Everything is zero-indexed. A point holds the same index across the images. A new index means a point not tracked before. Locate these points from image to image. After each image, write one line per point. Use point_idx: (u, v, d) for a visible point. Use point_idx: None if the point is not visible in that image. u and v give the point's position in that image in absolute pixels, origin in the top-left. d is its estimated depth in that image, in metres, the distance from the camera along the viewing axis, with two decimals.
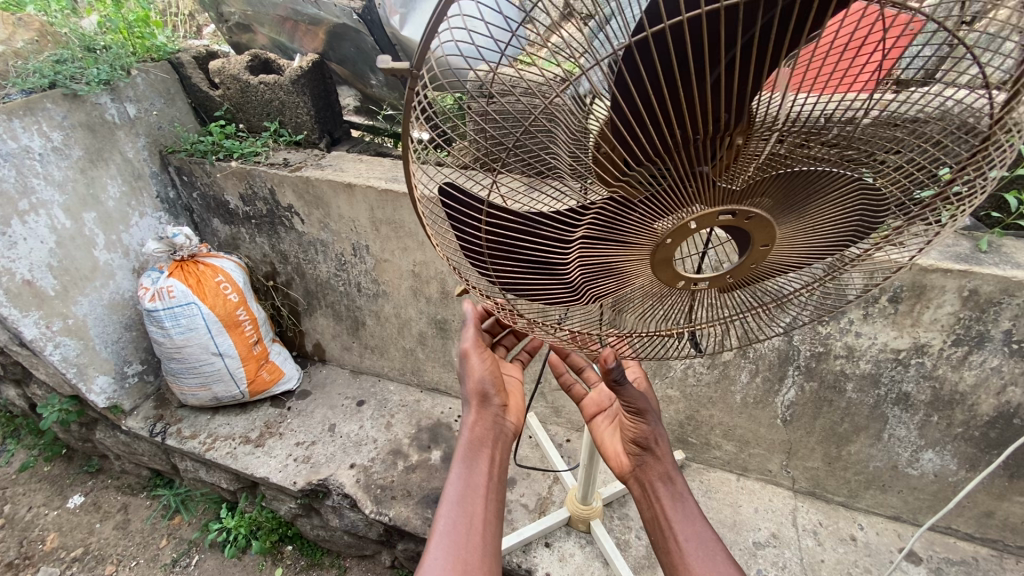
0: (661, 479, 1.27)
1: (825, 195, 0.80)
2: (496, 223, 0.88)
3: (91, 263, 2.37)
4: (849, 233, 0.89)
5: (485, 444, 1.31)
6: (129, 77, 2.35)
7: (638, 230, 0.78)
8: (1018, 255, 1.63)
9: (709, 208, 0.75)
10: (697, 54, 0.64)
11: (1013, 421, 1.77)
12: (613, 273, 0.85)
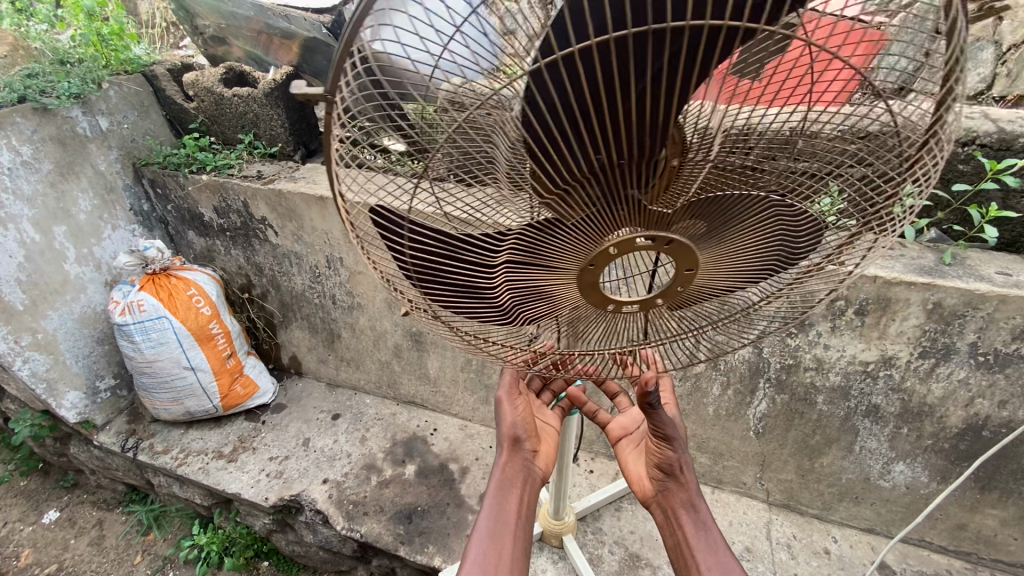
0: (686, 507, 1.27)
1: (747, 218, 0.80)
2: (423, 244, 0.88)
3: (62, 276, 2.34)
4: (775, 254, 0.88)
5: (517, 481, 1.33)
6: (100, 91, 2.34)
7: (560, 255, 0.78)
8: (981, 267, 1.63)
9: (630, 231, 0.73)
10: (614, 78, 0.62)
11: (982, 433, 1.76)
12: (541, 296, 0.86)
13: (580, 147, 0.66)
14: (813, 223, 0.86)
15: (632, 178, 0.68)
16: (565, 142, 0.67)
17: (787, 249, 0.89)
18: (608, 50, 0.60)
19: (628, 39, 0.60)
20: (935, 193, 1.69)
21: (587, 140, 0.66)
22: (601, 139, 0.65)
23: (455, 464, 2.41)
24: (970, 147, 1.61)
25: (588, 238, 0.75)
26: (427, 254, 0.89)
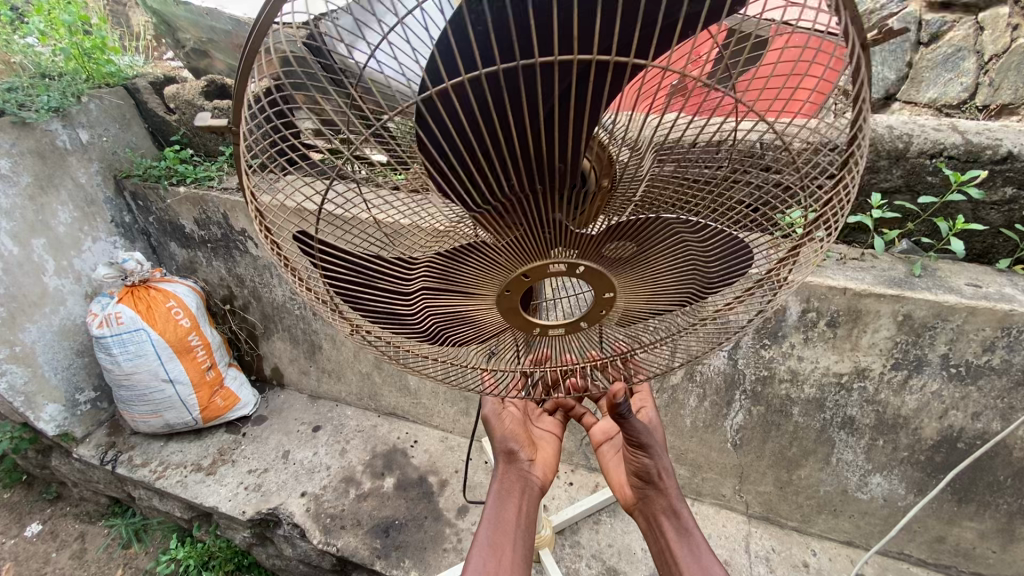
0: (668, 515, 1.23)
1: (654, 245, 0.81)
2: (337, 275, 0.88)
3: (40, 289, 2.34)
4: (689, 282, 0.90)
5: (516, 490, 1.32)
6: (80, 104, 2.35)
7: (475, 282, 0.84)
8: (951, 279, 1.63)
9: (539, 260, 0.79)
10: (521, 104, 0.64)
11: (957, 445, 1.75)
12: (464, 320, 0.92)
13: (489, 175, 0.69)
14: (732, 244, 0.86)
15: (549, 204, 0.71)
16: (474, 171, 0.69)
17: (702, 280, 0.90)
18: (497, 82, 0.62)
19: (521, 69, 0.61)
20: (903, 205, 1.70)
21: (494, 167, 0.68)
22: (506, 166, 0.67)
23: (435, 476, 2.40)
24: (936, 159, 1.62)
25: (501, 267, 0.80)
26: (345, 280, 0.90)
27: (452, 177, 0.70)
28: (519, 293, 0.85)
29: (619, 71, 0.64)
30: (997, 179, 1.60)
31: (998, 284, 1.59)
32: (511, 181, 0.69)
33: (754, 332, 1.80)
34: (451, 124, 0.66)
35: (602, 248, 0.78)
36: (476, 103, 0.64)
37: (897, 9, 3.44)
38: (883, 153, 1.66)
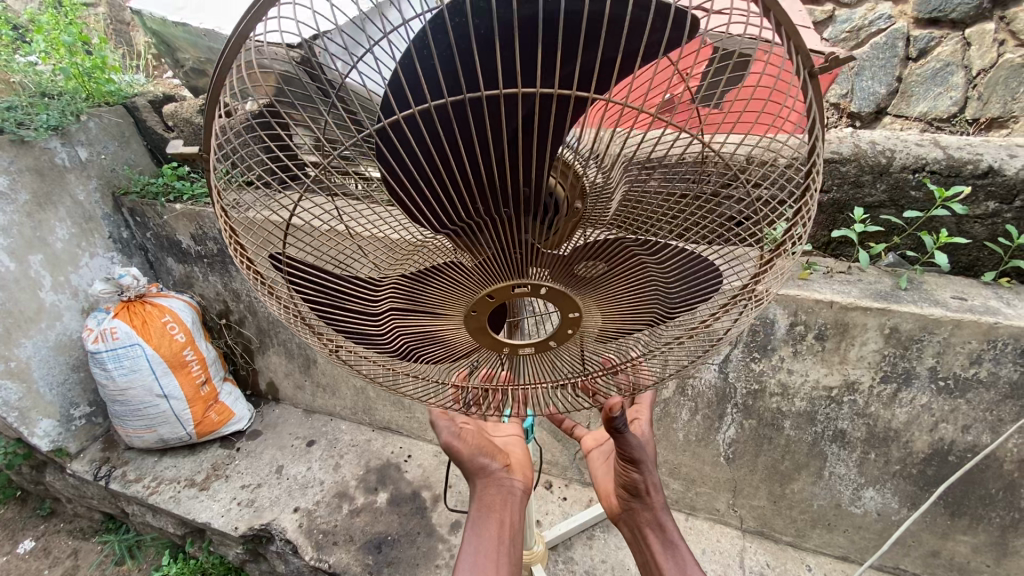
0: (654, 529, 1.22)
1: (616, 266, 0.83)
2: (308, 292, 0.91)
3: (36, 305, 2.36)
4: (654, 302, 0.91)
5: (497, 507, 1.30)
6: (80, 122, 2.39)
7: (442, 302, 0.86)
8: (937, 292, 1.64)
9: (503, 282, 0.80)
10: (482, 132, 0.67)
11: (948, 458, 1.75)
12: (435, 340, 0.94)
13: (448, 200, 0.72)
14: (698, 262, 0.89)
15: (508, 230, 0.73)
16: (434, 196, 0.72)
17: (665, 301, 0.92)
18: (448, 113, 0.65)
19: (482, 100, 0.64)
20: (888, 219, 1.72)
21: (451, 193, 0.71)
22: (463, 193, 0.70)
23: (428, 492, 2.39)
24: (919, 174, 1.64)
25: (467, 288, 0.82)
26: (316, 299, 0.92)
27: (419, 198, 0.72)
28: (485, 314, 0.87)
29: (569, 100, 0.66)
30: (979, 193, 1.62)
31: (983, 297, 1.60)
32: (469, 207, 0.71)
33: (743, 346, 1.81)
34: (409, 152, 0.69)
35: (565, 269, 0.80)
36: (431, 133, 0.67)
37: (885, 26, 3.49)
38: (867, 168, 1.68)
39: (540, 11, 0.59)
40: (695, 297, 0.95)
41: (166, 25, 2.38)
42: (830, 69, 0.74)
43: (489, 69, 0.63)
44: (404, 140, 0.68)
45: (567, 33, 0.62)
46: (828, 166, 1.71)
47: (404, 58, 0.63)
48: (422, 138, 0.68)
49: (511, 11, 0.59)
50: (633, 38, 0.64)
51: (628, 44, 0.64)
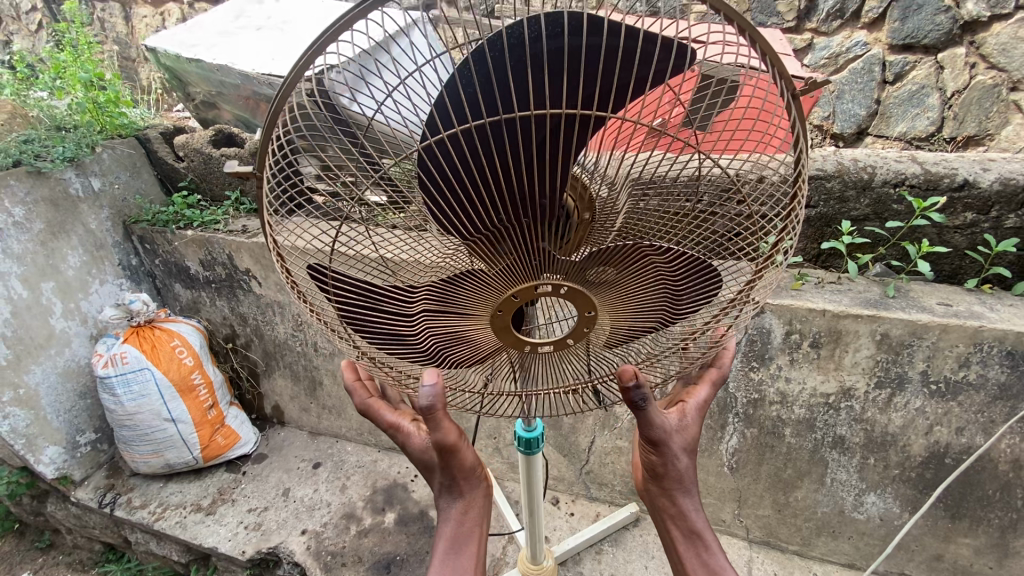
0: (681, 525, 1.18)
1: (629, 267, 0.90)
2: (343, 295, 0.98)
3: (47, 331, 2.39)
4: (663, 302, 0.98)
5: (474, 532, 1.15)
6: (94, 154, 2.47)
7: (469, 305, 0.92)
8: (924, 298, 1.72)
9: (526, 282, 0.87)
10: (512, 146, 0.75)
11: (945, 460, 1.80)
12: (463, 341, 0.98)
13: (480, 208, 0.80)
14: (702, 267, 0.96)
15: (534, 233, 0.81)
16: (467, 205, 0.80)
17: (672, 302, 0.99)
18: (483, 132, 0.74)
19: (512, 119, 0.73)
20: (873, 230, 1.81)
21: (483, 201, 0.79)
22: (495, 201, 0.78)
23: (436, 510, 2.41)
24: (899, 188, 1.74)
25: (493, 288, 0.88)
26: (350, 301, 0.98)
27: (453, 208, 0.80)
28: (510, 314, 0.93)
29: (588, 120, 0.75)
30: (957, 205, 1.72)
31: (967, 303, 1.69)
32: (497, 212, 0.79)
33: (742, 355, 1.87)
34: (445, 166, 0.77)
35: (583, 269, 0.87)
36: (467, 149, 0.76)
37: (862, 52, 3.65)
38: (850, 183, 1.78)
39: (565, 45, 0.69)
40: (699, 300, 1.02)
41: (180, 61, 2.50)
42: (811, 91, 0.82)
43: (519, 94, 0.72)
44: (441, 156, 0.76)
45: (585, 62, 0.72)
46: (814, 182, 1.81)
47: (447, 86, 0.72)
48: (458, 154, 0.76)
49: (539, 45, 0.69)
50: (642, 66, 0.74)
51: (639, 72, 0.74)
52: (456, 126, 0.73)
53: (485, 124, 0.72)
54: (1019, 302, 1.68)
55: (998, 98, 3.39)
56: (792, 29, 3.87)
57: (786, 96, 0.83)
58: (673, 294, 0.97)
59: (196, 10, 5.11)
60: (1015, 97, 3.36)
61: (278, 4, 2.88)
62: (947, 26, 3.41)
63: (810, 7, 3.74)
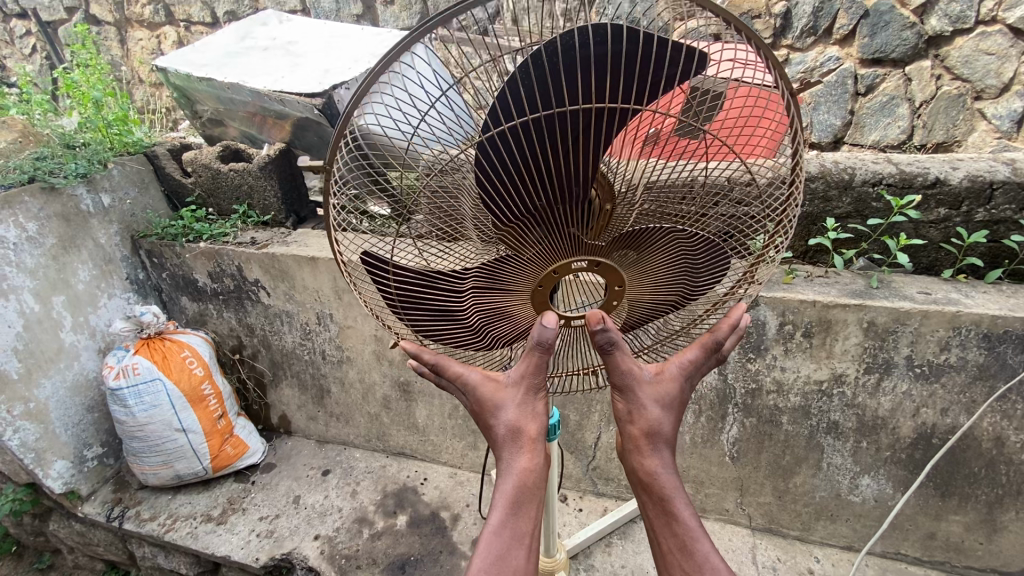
0: (657, 509, 1.05)
1: (650, 247, 1.08)
2: (401, 282, 1.18)
3: (57, 345, 2.41)
4: (676, 277, 1.15)
5: (535, 494, 1.10)
6: (105, 170, 2.52)
7: (513, 283, 1.10)
8: (904, 288, 1.86)
9: (566, 258, 1.04)
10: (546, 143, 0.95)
11: (932, 441, 1.91)
12: (505, 317, 1.18)
13: (521, 198, 1.00)
14: (713, 249, 1.14)
15: (571, 216, 1.00)
16: (509, 196, 1.00)
17: (690, 279, 1.18)
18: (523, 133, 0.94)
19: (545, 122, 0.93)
20: (856, 227, 1.94)
21: (529, 189, 0.98)
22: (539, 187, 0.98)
23: (447, 512, 2.46)
24: (877, 187, 1.89)
25: (535, 266, 1.06)
26: (408, 282, 1.18)
27: (498, 199, 1.01)
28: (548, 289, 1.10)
29: (605, 122, 0.95)
30: (931, 201, 1.87)
31: (944, 291, 1.82)
32: (537, 200, 0.99)
33: (739, 347, 1.98)
34: (500, 158, 0.97)
35: (611, 249, 1.05)
36: (511, 146, 0.95)
37: (834, 66, 3.86)
38: (833, 184, 1.92)
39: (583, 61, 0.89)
40: (710, 280, 1.20)
41: (191, 80, 2.59)
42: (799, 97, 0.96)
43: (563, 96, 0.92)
44: (496, 148, 0.96)
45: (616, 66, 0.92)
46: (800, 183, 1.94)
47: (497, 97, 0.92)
48: (502, 152, 0.96)
49: (587, 49, 0.89)
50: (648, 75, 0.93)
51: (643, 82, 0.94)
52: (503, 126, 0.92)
53: (540, 115, 0.91)
54: (991, 289, 1.82)
55: (964, 106, 3.68)
56: (768, 46, 3.99)
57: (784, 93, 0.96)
58: (683, 272, 1.14)
59: (192, 33, 5.22)
60: (979, 106, 3.66)
61: (281, 26, 3.00)
62: (912, 41, 3.64)
63: (785, 25, 3.89)
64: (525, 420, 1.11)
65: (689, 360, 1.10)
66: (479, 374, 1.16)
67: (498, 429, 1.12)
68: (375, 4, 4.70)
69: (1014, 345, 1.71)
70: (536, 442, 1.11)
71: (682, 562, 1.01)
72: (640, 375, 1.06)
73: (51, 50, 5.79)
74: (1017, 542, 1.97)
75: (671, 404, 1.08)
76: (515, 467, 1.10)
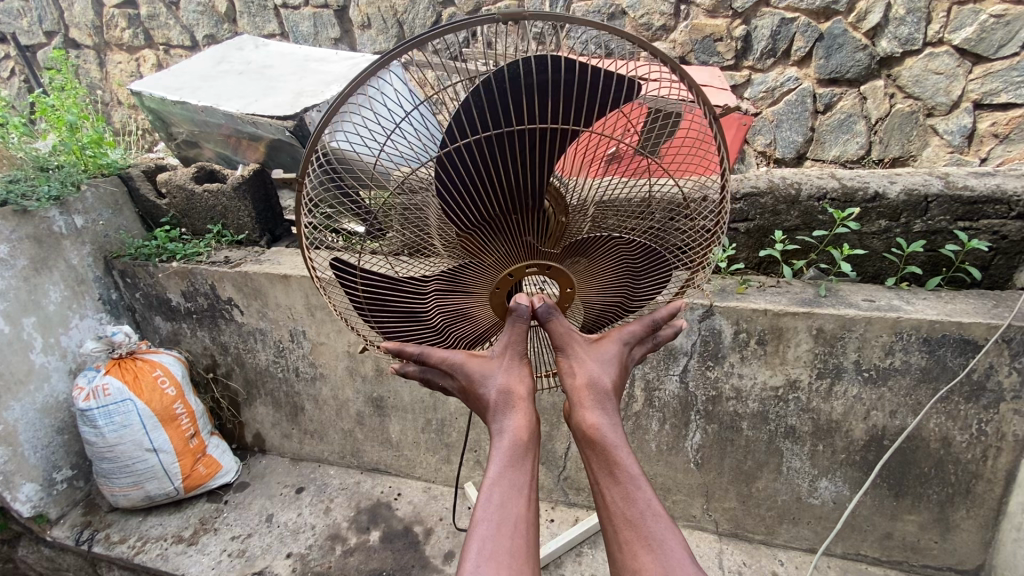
0: (600, 460, 1.09)
1: (598, 254, 1.16)
2: (369, 286, 1.23)
3: (26, 367, 2.41)
4: (623, 283, 1.23)
5: (530, 449, 1.13)
6: (78, 192, 2.55)
7: (472, 287, 1.17)
8: (851, 296, 1.95)
9: (520, 262, 1.12)
10: (498, 155, 1.02)
11: (883, 442, 1.99)
12: (466, 317, 1.25)
13: (477, 205, 1.06)
14: (656, 258, 1.21)
15: (525, 226, 1.08)
16: (467, 204, 1.07)
17: (631, 286, 1.25)
18: (478, 147, 1.01)
19: (496, 137, 1.01)
20: (803, 239, 2.05)
21: (485, 200, 1.05)
22: (493, 199, 1.05)
23: (420, 526, 2.48)
24: (821, 201, 1.99)
25: (492, 271, 1.14)
26: (375, 287, 1.22)
27: (457, 207, 1.07)
28: (505, 291, 1.18)
29: (554, 139, 1.02)
30: (872, 213, 1.97)
31: (887, 298, 1.92)
32: (493, 208, 1.06)
33: (698, 355, 2.05)
34: (457, 173, 1.04)
35: (564, 256, 1.13)
36: (466, 159, 1.03)
37: (793, 86, 4.04)
38: (781, 199, 2.02)
39: (533, 82, 0.97)
40: (653, 290, 1.28)
41: (165, 103, 2.64)
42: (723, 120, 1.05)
43: (511, 117, 0.99)
44: (453, 164, 1.03)
45: (557, 92, 0.99)
46: (750, 199, 2.04)
47: (454, 118, 1.00)
48: (459, 165, 1.03)
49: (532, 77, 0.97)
50: (596, 94, 1.01)
51: (590, 101, 1.02)
52: (458, 142, 1.01)
53: (489, 135, 0.99)
54: (931, 295, 1.93)
55: (917, 123, 3.89)
56: (731, 67, 4.15)
57: (708, 118, 1.05)
58: (626, 279, 1.23)
59: (171, 56, 5.30)
60: (931, 122, 3.87)
61: (257, 51, 3.08)
62: (865, 62, 3.83)
63: (745, 47, 4.05)
64: (514, 381, 1.17)
65: (625, 330, 1.21)
66: (463, 353, 1.21)
67: (489, 395, 1.16)
68: (352, 27, 4.82)
69: (953, 348, 1.80)
70: (526, 401, 1.16)
71: (624, 508, 1.05)
72: (576, 336, 1.17)
73: (29, 74, 5.82)
74: (970, 539, 2.04)
75: (610, 365, 1.17)
76: (506, 426, 1.14)
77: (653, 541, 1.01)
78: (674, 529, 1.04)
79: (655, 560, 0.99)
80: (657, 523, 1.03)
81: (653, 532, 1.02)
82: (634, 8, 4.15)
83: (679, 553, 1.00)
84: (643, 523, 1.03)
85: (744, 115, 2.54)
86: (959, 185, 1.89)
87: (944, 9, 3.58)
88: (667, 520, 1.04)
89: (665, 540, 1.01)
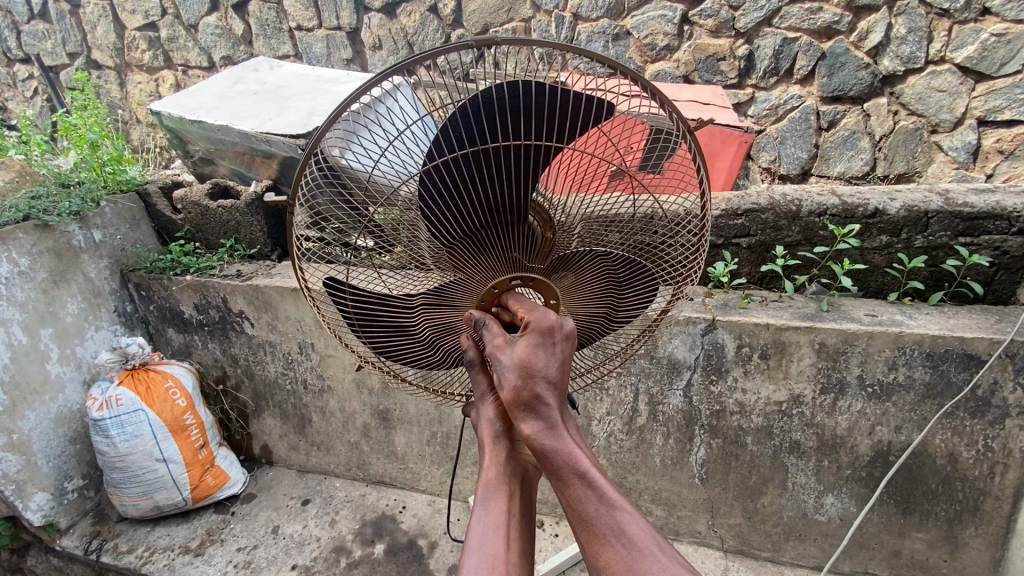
0: (551, 467, 0.96)
1: (581, 267, 1.20)
2: (358, 301, 1.29)
3: (42, 376, 2.46)
4: (608, 294, 1.28)
5: (505, 484, 1.05)
6: (98, 208, 2.62)
7: (458, 299, 1.21)
8: (853, 311, 1.96)
9: (502, 275, 1.16)
10: (478, 172, 1.07)
11: (889, 458, 1.98)
12: (452, 330, 1.28)
13: (460, 220, 1.10)
14: (641, 269, 1.27)
15: (507, 242, 1.12)
16: (450, 219, 1.10)
17: (616, 295, 1.30)
18: (458, 163, 1.05)
19: (474, 155, 1.05)
20: (805, 254, 2.07)
21: (465, 217, 1.09)
22: (475, 214, 1.08)
23: (424, 539, 2.49)
24: (822, 217, 2.02)
25: (476, 282, 1.17)
26: (363, 302, 1.29)
27: (443, 223, 1.10)
28: (490, 305, 1.21)
29: (530, 157, 1.07)
30: (873, 229, 1.99)
31: (889, 313, 1.93)
32: (475, 221, 1.09)
33: (701, 369, 2.06)
34: (438, 189, 1.08)
35: (549, 269, 1.18)
36: (447, 175, 1.06)
37: (797, 103, 4.09)
38: (782, 215, 2.04)
39: (508, 107, 1.02)
40: (639, 302, 1.34)
41: (183, 122, 2.73)
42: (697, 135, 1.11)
43: (485, 136, 1.04)
44: (434, 181, 1.07)
45: (532, 114, 1.04)
46: (752, 214, 2.07)
47: (437, 139, 1.04)
48: (438, 180, 1.07)
49: (509, 102, 1.02)
50: (576, 113, 1.07)
51: (567, 119, 1.07)
52: (437, 160, 1.05)
53: (464, 153, 1.03)
54: (934, 310, 1.94)
55: (921, 139, 3.91)
56: (735, 85, 4.21)
57: (689, 134, 1.11)
58: (610, 290, 1.28)
59: (189, 76, 5.47)
60: (935, 139, 3.89)
61: (271, 72, 3.18)
62: (868, 80, 3.88)
63: (749, 66, 4.11)
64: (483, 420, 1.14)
65: (530, 305, 1.10)
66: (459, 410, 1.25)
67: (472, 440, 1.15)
68: (363, 48, 4.95)
69: (956, 364, 1.80)
70: (489, 444, 1.09)
71: (580, 509, 0.93)
72: (498, 344, 1.04)
73: (52, 93, 6.07)
74: (980, 557, 2.02)
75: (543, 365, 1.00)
76: (480, 473, 1.08)
77: (611, 534, 0.90)
78: (638, 518, 0.92)
79: (619, 554, 0.88)
80: (617, 518, 0.91)
81: (611, 525, 0.91)
82: (638, 29, 4.25)
83: (640, 543, 0.89)
84: (601, 519, 0.91)
85: (744, 133, 2.58)
86: (959, 201, 1.91)
87: (945, 29, 3.63)
88: (626, 507, 0.93)
89: (625, 527, 0.90)
